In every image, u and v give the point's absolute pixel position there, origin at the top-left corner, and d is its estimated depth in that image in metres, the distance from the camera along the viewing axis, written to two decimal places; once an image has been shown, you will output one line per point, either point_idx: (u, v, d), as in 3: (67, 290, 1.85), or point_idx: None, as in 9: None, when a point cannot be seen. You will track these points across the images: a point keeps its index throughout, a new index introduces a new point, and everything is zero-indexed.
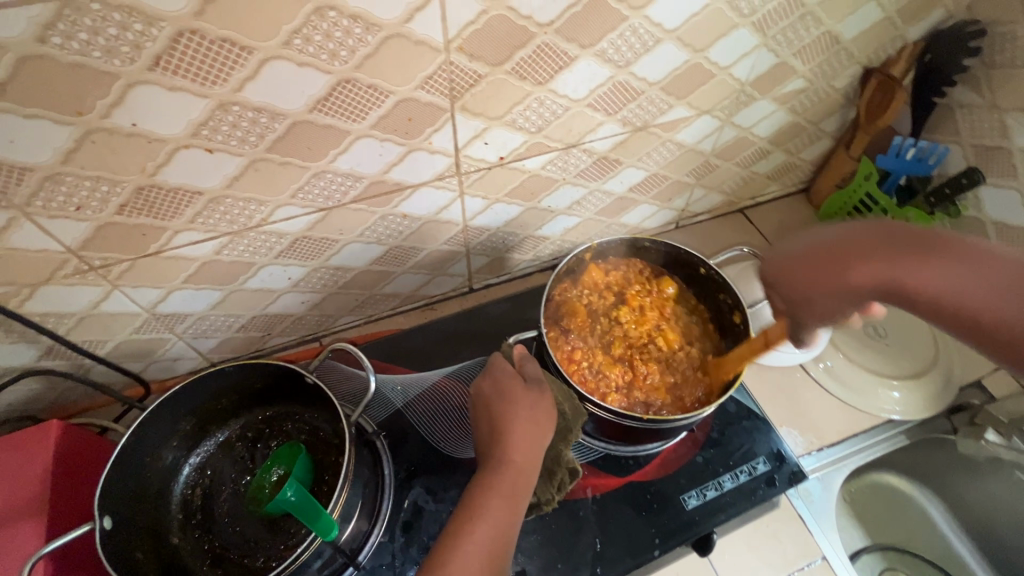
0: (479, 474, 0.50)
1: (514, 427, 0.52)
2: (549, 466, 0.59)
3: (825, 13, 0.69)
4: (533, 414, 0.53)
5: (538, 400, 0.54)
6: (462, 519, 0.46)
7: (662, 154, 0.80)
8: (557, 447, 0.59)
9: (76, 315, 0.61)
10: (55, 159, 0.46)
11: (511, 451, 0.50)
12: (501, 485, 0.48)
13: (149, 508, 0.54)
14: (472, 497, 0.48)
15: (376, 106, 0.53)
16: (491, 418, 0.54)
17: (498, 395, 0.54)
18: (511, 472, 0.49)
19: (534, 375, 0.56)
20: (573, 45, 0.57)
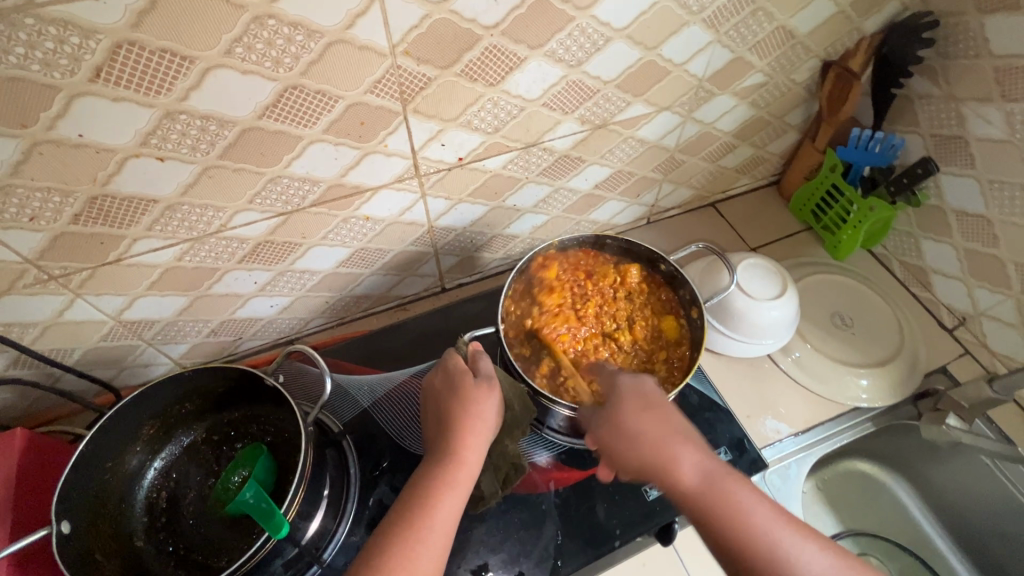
0: (429, 469, 0.51)
1: (466, 424, 0.53)
2: (495, 460, 0.63)
3: (777, 8, 0.70)
4: (484, 411, 0.54)
5: (489, 396, 0.55)
6: (413, 514, 0.47)
7: (625, 151, 0.81)
8: (503, 442, 0.63)
9: (40, 325, 0.61)
10: (3, 171, 0.46)
11: (462, 447, 0.51)
12: (453, 481, 0.49)
13: (112, 513, 0.55)
14: (423, 492, 0.48)
15: (327, 111, 0.54)
16: (443, 413, 0.54)
17: (451, 389, 0.55)
18: (463, 469, 0.50)
19: (487, 371, 0.57)
20: (521, 46, 0.58)
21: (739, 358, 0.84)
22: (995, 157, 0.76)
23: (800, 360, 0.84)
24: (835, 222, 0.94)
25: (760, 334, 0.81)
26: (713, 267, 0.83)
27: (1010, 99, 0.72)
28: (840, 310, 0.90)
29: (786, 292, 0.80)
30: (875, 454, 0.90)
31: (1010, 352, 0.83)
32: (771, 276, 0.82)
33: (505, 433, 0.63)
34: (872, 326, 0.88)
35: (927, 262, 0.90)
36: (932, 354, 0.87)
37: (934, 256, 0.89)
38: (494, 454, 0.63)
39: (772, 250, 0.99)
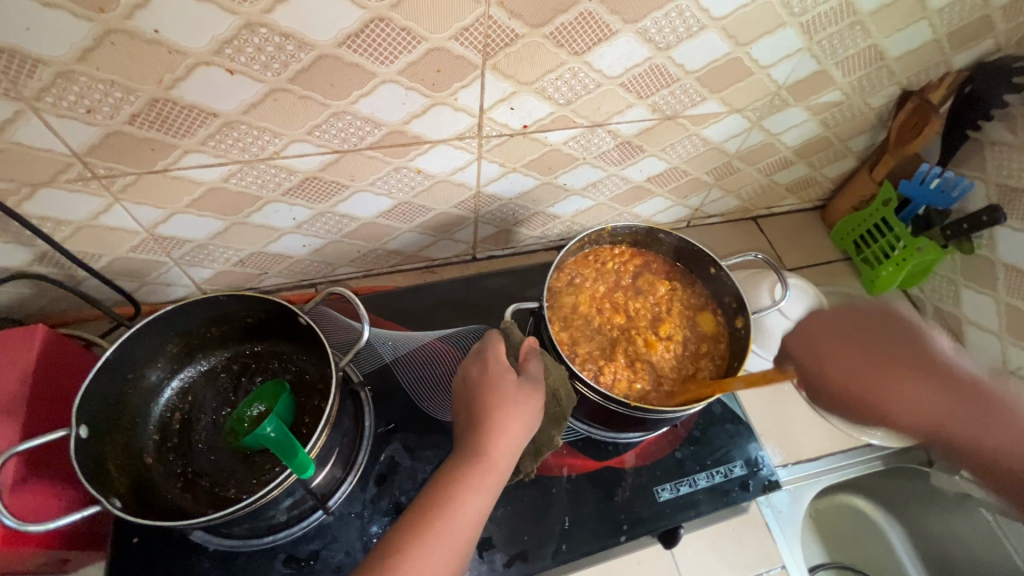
0: (456, 466, 0.48)
1: (501, 422, 0.50)
2: (538, 445, 0.59)
3: (876, 25, 0.67)
4: (524, 414, 0.51)
5: (531, 401, 0.52)
6: (433, 515, 0.44)
7: (686, 148, 0.78)
8: (548, 431, 0.59)
9: (73, 224, 0.59)
10: (71, 56, 0.44)
11: (493, 445, 0.49)
12: (478, 482, 0.47)
13: (126, 425, 0.54)
14: (447, 489, 0.46)
15: (406, 51, 0.52)
16: (476, 409, 0.51)
17: (489, 384, 0.52)
18: (491, 469, 0.48)
19: (532, 374, 0.54)
20: (616, 18, 0.55)
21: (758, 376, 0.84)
22: None
23: None
24: (876, 257, 0.93)
25: (782, 355, 0.82)
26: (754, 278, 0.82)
27: None
28: None
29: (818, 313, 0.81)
30: (877, 492, 0.90)
31: None
32: (806, 297, 0.82)
33: (547, 423, 0.58)
34: None
35: (963, 311, 0.89)
36: None
37: (972, 306, 0.88)
38: (538, 442, 0.59)
39: (807, 274, 0.98)
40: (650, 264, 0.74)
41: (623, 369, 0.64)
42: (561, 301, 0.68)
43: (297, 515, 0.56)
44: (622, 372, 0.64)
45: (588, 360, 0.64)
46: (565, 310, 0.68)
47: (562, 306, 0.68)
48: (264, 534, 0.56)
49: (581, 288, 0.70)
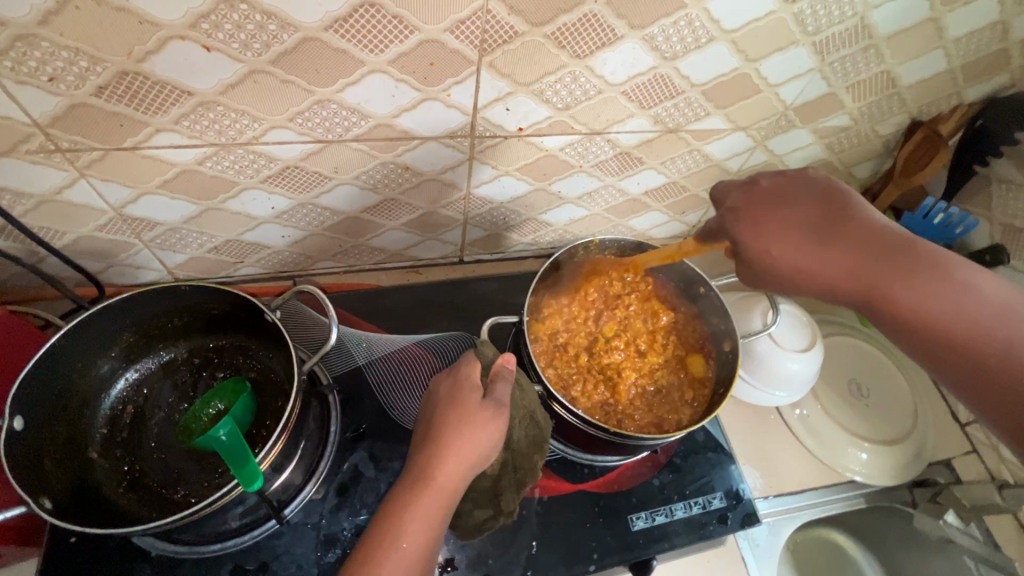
0: (402, 489, 0.43)
1: (449, 440, 0.44)
2: (521, 476, 0.55)
3: (890, 51, 0.64)
4: (479, 435, 0.45)
5: (491, 422, 0.46)
6: (373, 549, 0.39)
7: (687, 163, 0.76)
8: (531, 457, 0.55)
9: (34, 197, 0.56)
10: (33, 19, 0.41)
11: (438, 466, 0.43)
12: (422, 506, 0.42)
13: (72, 417, 0.51)
14: (385, 516, 0.41)
15: (398, 41, 0.49)
16: (433, 427, 0.46)
17: (449, 401, 0.47)
18: (436, 492, 0.42)
19: (497, 395, 0.48)
20: (622, 22, 0.52)
21: (745, 403, 0.81)
22: None
23: (806, 418, 0.82)
24: None
25: (773, 384, 0.78)
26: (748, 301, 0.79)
27: None
28: (858, 378, 0.87)
29: (813, 347, 0.77)
30: (855, 528, 0.88)
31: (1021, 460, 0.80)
32: (802, 327, 0.78)
33: (531, 449, 0.55)
34: (886, 402, 0.85)
35: None
36: (939, 445, 0.84)
37: None
38: (520, 471, 0.55)
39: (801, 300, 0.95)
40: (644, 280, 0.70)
41: (606, 396, 0.62)
42: (549, 320, 0.65)
43: (250, 523, 0.53)
44: (605, 400, 0.62)
45: (571, 384, 0.62)
46: (559, 309, 0.66)
47: (557, 296, 0.67)
48: (213, 540, 0.53)
49: (571, 304, 0.67)
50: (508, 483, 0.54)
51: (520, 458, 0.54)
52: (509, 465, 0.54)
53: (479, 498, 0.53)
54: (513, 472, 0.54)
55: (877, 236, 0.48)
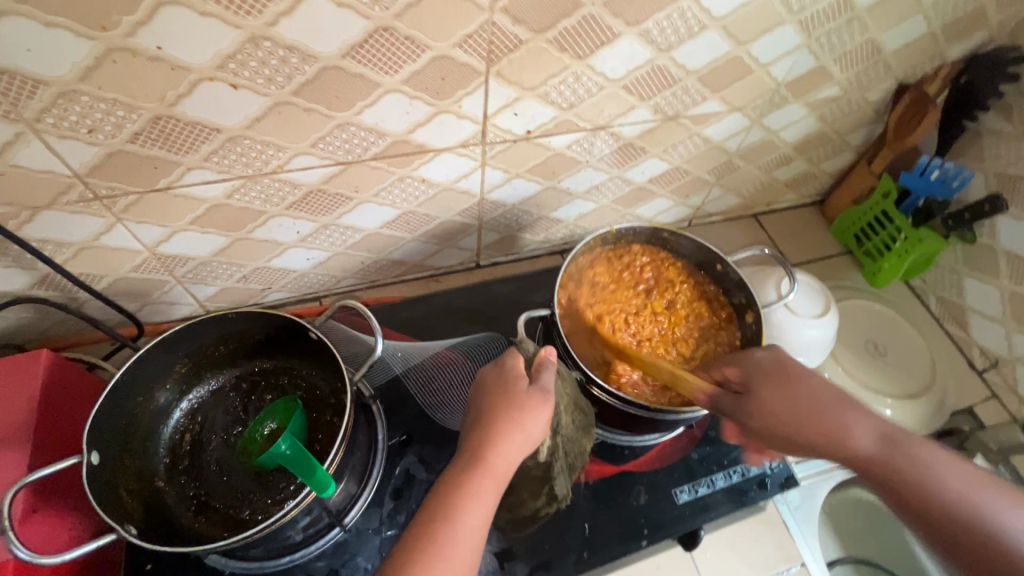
0: (454, 472, 0.44)
1: (499, 426, 0.45)
2: (573, 460, 0.61)
3: (873, 20, 0.67)
4: (528, 420, 0.46)
5: (540, 407, 0.47)
6: (425, 529, 0.40)
7: (688, 148, 0.78)
8: (582, 441, 0.62)
9: (75, 246, 0.58)
10: (73, 75, 0.43)
11: (492, 451, 0.44)
12: (474, 488, 0.43)
13: (137, 450, 0.53)
14: (445, 501, 0.42)
15: (411, 60, 0.52)
16: (483, 414, 0.47)
17: (496, 392, 0.48)
18: (492, 478, 0.43)
19: (543, 381, 0.48)
20: (619, 21, 0.55)
21: None
22: None
23: None
24: (876, 251, 0.94)
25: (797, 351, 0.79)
26: (760, 275, 0.81)
27: None
28: (874, 339, 0.89)
29: (828, 312, 0.79)
30: None
31: None
32: (816, 295, 0.81)
33: (580, 435, 0.62)
34: (903, 358, 0.88)
35: (966, 301, 0.90)
36: (959, 394, 0.86)
37: (976, 295, 0.88)
38: (570, 456, 0.61)
39: (810, 269, 0.98)
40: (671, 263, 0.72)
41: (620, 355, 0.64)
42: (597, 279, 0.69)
43: (313, 534, 0.55)
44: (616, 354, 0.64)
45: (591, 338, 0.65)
46: (609, 273, 0.70)
47: (613, 262, 0.71)
48: (281, 554, 0.55)
49: (621, 277, 0.71)
50: (559, 469, 0.60)
51: (569, 444, 0.60)
52: (560, 453, 0.60)
53: (535, 484, 0.59)
54: (564, 458, 0.60)
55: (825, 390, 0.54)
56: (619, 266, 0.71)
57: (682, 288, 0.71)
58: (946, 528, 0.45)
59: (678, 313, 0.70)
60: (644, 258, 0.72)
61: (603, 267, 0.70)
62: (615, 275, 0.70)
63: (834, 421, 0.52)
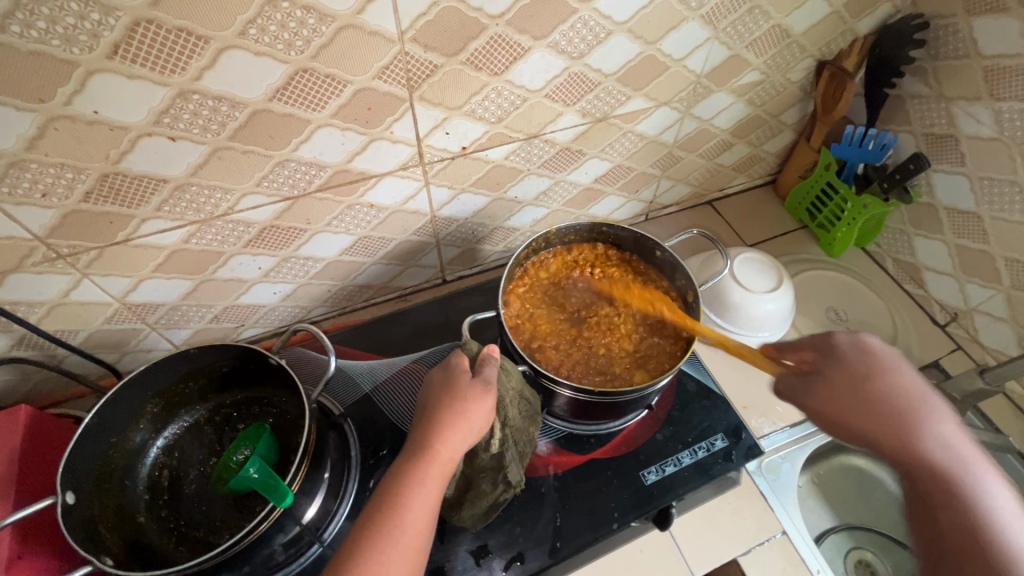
0: (406, 464, 0.48)
1: (446, 419, 0.50)
2: (522, 448, 0.60)
3: (773, 7, 0.72)
4: (472, 410, 0.50)
5: (482, 398, 0.51)
6: (379, 516, 0.45)
7: (625, 145, 0.82)
8: (530, 430, 0.61)
9: (46, 304, 0.62)
10: (19, 146, 0.47)
11: (438, 441, 0.49)
12: (422, 476, 0.47)
13: (116, 489, 0.56)
14: (396, 490, 0.46)
15: (335, 95, 0.56)
16: (430, 410, 0.51)
17: (444, 390, 0.52)
18: (438, 465, 0.48)
19: (485, 374, 0.53)
20: (525, 37, 0.59)
21: (739, 351, 0.84)
22: (984, 155, 0.78)
23: None
24: (830, 220, 0.96)
25: (757, 326, 0.81)
26: (709, 260, 0.84)
27: (999, 98, 0.74)
28: (834, 306, 0.92)
29: (781, 285, 0.81)
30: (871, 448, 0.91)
31: (1001, 346, 0.84)
32: (767, 271, 0.83)
33: (528, 419, 0.61)
34: (864, 322, 0.90)
35: (919, 259, 0.92)
36: (924, 350, 0.88)
37: (926, 253, 0.90)
38: (520, 444, 0.60)
39: (768, 247, 1.01)
40: (615, 259, 0.76)
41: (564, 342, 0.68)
42: (547, 273, 0.74)
43: (294, 553, 0.58)
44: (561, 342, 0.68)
45: (538, 327, 0.69)
46: (560, 267, 0.74)
47: (563, 257, 0.75)
48: None
49: (572, 270, 0.74)
50: (511, 457, 0.58)
51: (517, 433, 0.59)
52: (509, 443, 0.58)
53: (487, 476, 0.58)
54: (514, 446, 0.59)
55: (875, 404, 0.58)
56: (570, 261, 0.75)
57: (630, 281, 0.74)
58: (953, 535, 0.51)
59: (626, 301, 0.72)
60: (593, 255, 0.76)
61: (555, 262, 0.74)
62: (565, 268, 0.74)
63: (896, 381, 0.59)
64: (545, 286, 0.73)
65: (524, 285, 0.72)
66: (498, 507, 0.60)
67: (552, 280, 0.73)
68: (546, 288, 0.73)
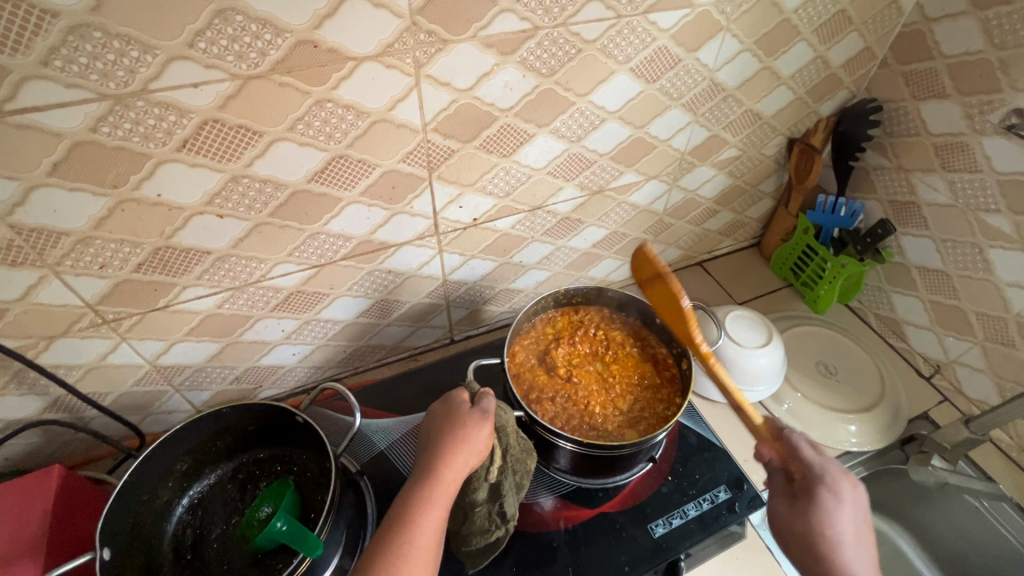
0: (413, 487, 0.52)
1: (450, 443, 0.54)
2: (519, 479, 0.62)
3: (745, 95, 0.82)
4: (471, 435, 0.55)
5: (480, 424, 0.56)
6: (390, 534, 0.49)
7: (619, 214, 0.90)
8: (525, 461, 0.62)
9: (83, 367, 0.66)
10: (88, 225, 0.54)
11: (443, 464, 0.53)
12: (430, 497, 0.51)
13: (142, 548, 0.58)
14: (405, 510, 0.50)
15: (364, 176, 0.63)
16: (434, 437, 0.56)
17: (446, 419, 0.57)
18: (442, 486, 0.52)
19: (484, 405, 0.58)
20: (531, 125, 0.68)
21: (736, 405, 0.88)
22: (945, 220, 0.86)
23: (791, 409, 0.89)
24: (812, 279, 1.03)
25: (750, 382, 0.86)
26: (702, 319, 0.89)
27: (951, 170, 0.83)
28: (824, 359, 0.96)
29: (772, 341, 0.86)
30: (876, 502, 0.92)
31: (984, 397, 0.89)
32: (757, 327, 0.88)
33: (525, 455, 0.62)
34: (854, 375, 0.94)
35: (898, 315, 0.98)
36: (913, 402, 0.93)
37: (904, 308, 0.97)
38: (518, 474, 0.61)
39: (757, 305, 1.07)
40: (615, 323, 0.81)
41: (560, 396, 0.71)
42: (549, 329, 0.79)
43: None
44: (557, 395, 0.71)
45: (538, 379, 0.73)
46: (563, 325, 0.79)
47: (566, 317, 0.80)
48: None
49: (574, 329, 0.79)
50: (509, 486, 0.60)
51: (517, 462, 0.61)
52: (508, 471, 0.60)
53: (485, 506, 0.59)
54: (512, 476, 0.60)
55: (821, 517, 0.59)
56: (572, 320, 0.80)
57: (627, 345, 0.79)
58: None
59: (623, 363, 0.77)
60: (594, 317, 0.81)
61: (559, 320, 0.80)
62: (567, 326, 0.79)
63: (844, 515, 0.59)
64: (547, 341, 0.78)
65: (528, 338, 0.77)
66: (495, 546, 0.61)
67: (556, 337, 0.78)
68: (548, 342, 0.77)
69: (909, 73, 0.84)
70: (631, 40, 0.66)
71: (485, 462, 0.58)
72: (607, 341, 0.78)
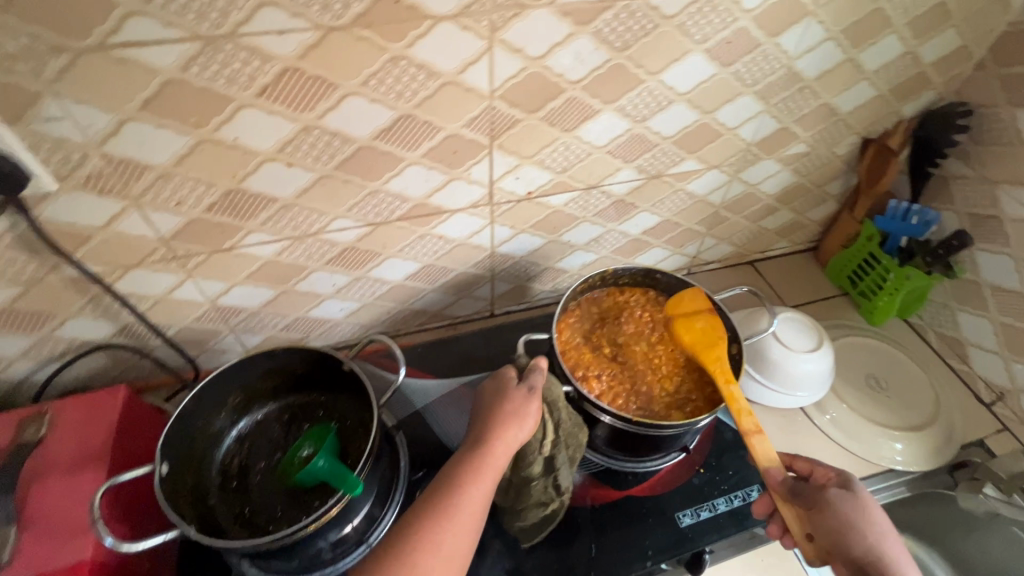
0: (462, 457, 0.54)
1: (500, 418, 0.55)
2: (572, 453, 0.63)
3: (823, 88, 0.78)
4: (521, 413, 0.56)
5: (529, 402, 0.57)
6: (438, 498, 0.51)
7: (675, 202, 0.88)
8: (577, 435, 0.63)
9: (152, 298, 0.70)
10: (170, 161, 0.57)
11: (493, 439, 0.54)
12: (478, 469, 0.53)
13: (193, 471, 0.62)
14: (453, 477, 0.52)
15: (428, 138, 0.64)
16: (485, 410, 0.58)
17: (496, 394, 0.58)
18: (491, 459, 0.53)
19: (531, 381, 0.59)
20: (597, 100, 0.67)
21: (777, 408, 0.86)
22: None
23: (835, 419, 0.86)
24: (870, 289, 0.98)
25: (793, 386, 0.84)
26: (752, 315, 0.86)
27: None
28: (875, 373, 0.92)
29: (822, 346, 0.83)
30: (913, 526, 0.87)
31: None
32: (808, 330, 0.85)
33: (576, 430, 0.63)
34: (906, 391, 0.90)
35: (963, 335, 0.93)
36: (967, 427, 0.88)
37: (969, 328, 0.91)
38: (570, 448, 0.62)
39: (808, 310, 1.03)
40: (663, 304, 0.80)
41: (607, 374, 0.72)
42: (596, 307, 0.78)
43: (341, 552, 0.60)
44: (604, 373, 0.71)
45: (584, 356, 0.73)
46: (610, 304, 0.79)
47: (613, 296, 0.80)
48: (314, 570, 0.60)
49: (621, 308, 0.78)
50: (563, 460, 0.61)
51: (569, 436, 0.62)
52: (561, 445, 0.61)
53: (541, 480, 0.61)
54: (565, 450, 0.62)
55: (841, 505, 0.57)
56: (617, 299, 0.79)
57: None
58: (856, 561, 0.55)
59: (670, 344, 0.76)
60: (642, 297, 0.80)
61: (606, 299, 0.79)
62: (614, 305, 0.79)
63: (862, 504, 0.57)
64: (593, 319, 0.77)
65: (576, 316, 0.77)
66: (550, 519, 0.63)
67: (602, 317, 0.77)
68: (593, 321, 0.77)
69: (1007, 76, 0.78)
70: (711, 18, 0.63)
71: (538, 436, 0.59)
72: (653, 322, 0.77)
